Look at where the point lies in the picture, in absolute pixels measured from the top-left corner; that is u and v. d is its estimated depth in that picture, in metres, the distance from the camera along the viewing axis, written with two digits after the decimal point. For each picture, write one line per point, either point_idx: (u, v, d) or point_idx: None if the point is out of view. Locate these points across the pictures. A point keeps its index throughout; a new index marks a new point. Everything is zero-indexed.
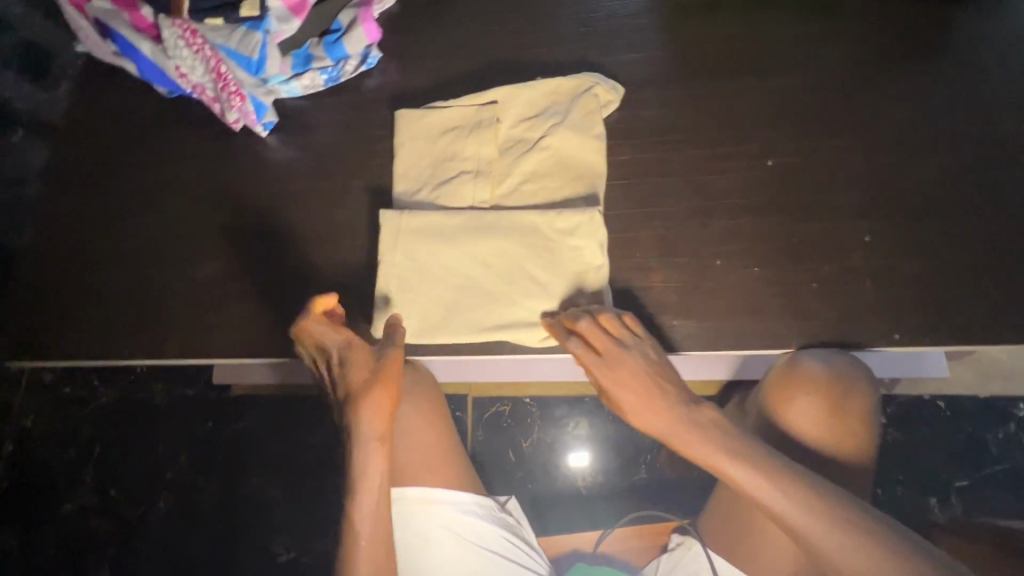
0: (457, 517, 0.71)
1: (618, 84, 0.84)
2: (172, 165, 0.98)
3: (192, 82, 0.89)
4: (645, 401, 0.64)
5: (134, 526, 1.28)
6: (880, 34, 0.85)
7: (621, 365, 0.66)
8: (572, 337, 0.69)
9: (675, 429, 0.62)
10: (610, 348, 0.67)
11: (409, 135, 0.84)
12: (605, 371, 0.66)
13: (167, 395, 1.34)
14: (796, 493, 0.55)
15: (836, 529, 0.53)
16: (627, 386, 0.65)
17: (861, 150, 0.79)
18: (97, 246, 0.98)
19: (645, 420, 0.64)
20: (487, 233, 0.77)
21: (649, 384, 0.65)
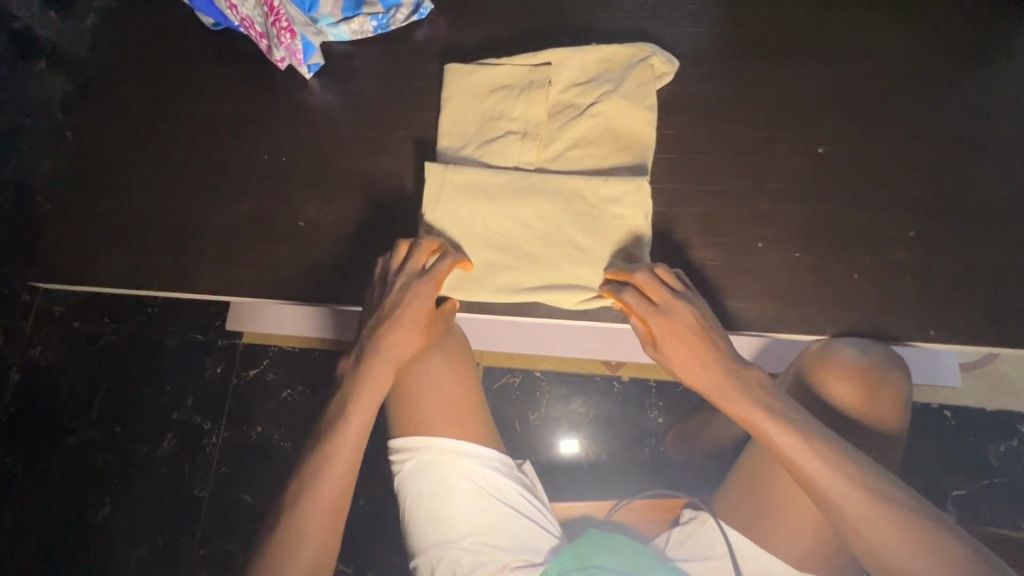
0: (480, 471, 0.74)
1: (674, 57, 0.82)
2: (210, 100, 0.97)
3: (240, 14, 0.89)
4: (695, 355, 0.66)
5: (136, 463, 1.28)
6: (941, 30, 0.84)
7: (677, 318, 0.66)
8: (631, 285, 0.69)
9: (720, 385, 0.65)
10: (669, 300, 0.67)
11: (458, 90, 0.84)
12: (661, 321, 0.67)
13: (179, 337, 1.34)
14: (833, 460, 0.59)
15: (870, 498, 0.58)
16: (679, 338, 0.66)
17: (907, 147, 0.80)
18: (126, 177, 0.97)
19: (689, 372, 0.67)
20: (531, 194, 0.77)
21: (702, 339, 0.66)
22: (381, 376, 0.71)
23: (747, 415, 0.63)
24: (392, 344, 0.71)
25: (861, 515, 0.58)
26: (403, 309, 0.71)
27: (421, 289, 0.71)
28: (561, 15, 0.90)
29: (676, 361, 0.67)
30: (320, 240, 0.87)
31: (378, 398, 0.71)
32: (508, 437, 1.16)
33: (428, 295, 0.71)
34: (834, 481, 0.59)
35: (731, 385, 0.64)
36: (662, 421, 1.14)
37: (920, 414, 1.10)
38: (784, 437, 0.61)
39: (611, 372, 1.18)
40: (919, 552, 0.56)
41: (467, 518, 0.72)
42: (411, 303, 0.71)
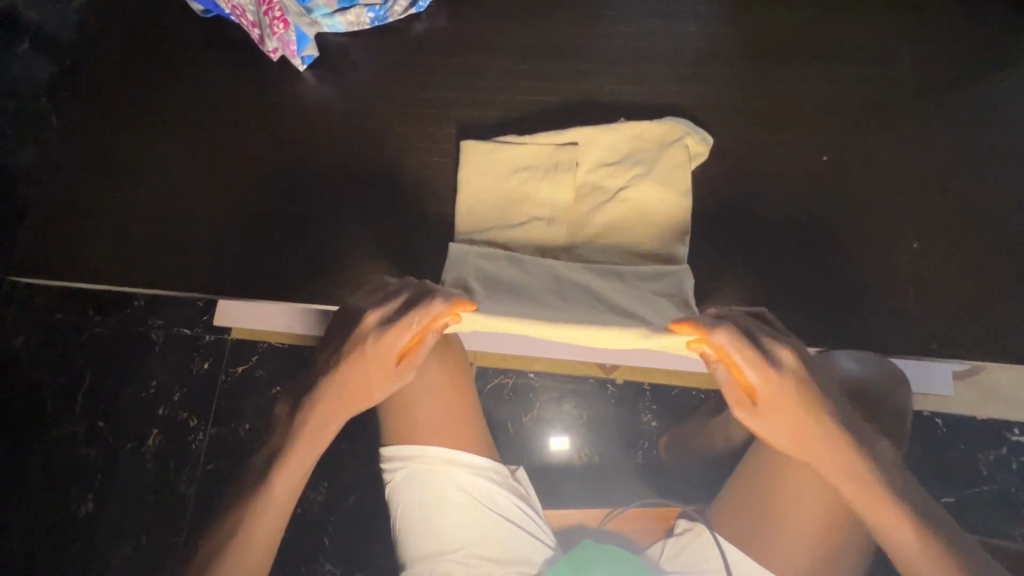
0: (473, 481, 0.73)
1: (707, 134, 0.80)
2: (199, 90, 0.94)
3: (232, 2, 0.86)
4: (802, 418, 0.62)
5: (121, 459, 1.26)
6: (946, 38, 0.83)
7: (796, 389, 0.61)
8: (747, 349, 0.61)
9: (821, 449, 0.62)
10: (779, 356, 0.61)
11: (478, 169, 0.81)
12: (776, 389, 0.61)
13: (166, 332, 1.31)
14: (914, 524, 0.61)
15: (941, 557, 0.61)
16: (796, 410, 0.61)
17: (908, 157, 0.79)
18: (112, 169, 0.94)
19: (797, 443, 0.63)
20: (554, 270, 0.75)
21: (807, 401, 0.61)
22: (313, 430, 0.70)
23: (856, 493, 0.62)
24: (334, 401, 0.69)
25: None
26: (351, 362, 0.68)
27: (381, 346, 0.66)
28: (564, 12, 0.88)
29: (785, 428, 0.62)
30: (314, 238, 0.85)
31: (312, 449, 0.71)
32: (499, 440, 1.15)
33: (387, 355, 0.66)
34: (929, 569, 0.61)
35: (840, 453, 0.62)
36: (656, 424, 1.12)
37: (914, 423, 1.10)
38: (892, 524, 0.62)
39: (605, 375, 1.17)
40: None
41: (461, 528, 0.71)
42: (364, 361, 0.67)
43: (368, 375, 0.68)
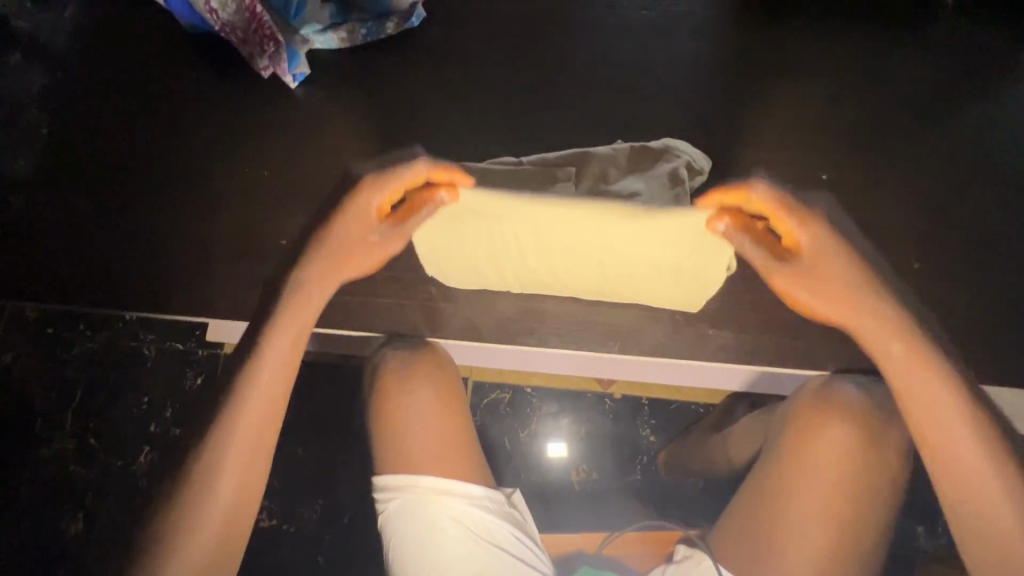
0: (467, 510, 0.72)
1: (707, 157, 0.82)
2: (191, 105, 0.92)
3: (221, 18, 0.85)
4: (844, 294, 0.67)
5: (112, 477, 1.24)
6: (929, 68, 0.86)
7: (833, 252, 0.66)
8: (803, 208, 0.66)
9: (871, 327, 0.66)
10: (819, 237, 0.66)
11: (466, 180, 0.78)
12: (813, 254, 0.67)
13: (157, 346, 1.28)
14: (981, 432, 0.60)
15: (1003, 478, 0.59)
16: (832, 268, 0.66)
17: (892, 183, 0.82)
18: (102, 186, 0.92)
19: (833, 300, 0.67)
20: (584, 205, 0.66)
21: (854, 283, 0.66)
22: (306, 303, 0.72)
23: (904, 369, 0.64)
24: (325, 260, 0.73)
25: (1007, 514, 0.58)
26: (346, 214, 0.71)
27: (365, 206, 0.71)
28: (561, 37, 0.89)
29: (820, 283, 0.67)
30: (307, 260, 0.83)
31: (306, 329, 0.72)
32: (498, 456, 1.15)
33: (373, 209, 0.71)
34: (982, 465, 0.60)
35: (897, 340, 0.64)
36: (655, 440, 1.13)
37: None
38: (947, 402, 0.61)
39: (603, 390, 1.17)
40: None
41: (455, 559, 0.70)
42: (355, 218, 0.72)
43: (355, 230, 0.72)
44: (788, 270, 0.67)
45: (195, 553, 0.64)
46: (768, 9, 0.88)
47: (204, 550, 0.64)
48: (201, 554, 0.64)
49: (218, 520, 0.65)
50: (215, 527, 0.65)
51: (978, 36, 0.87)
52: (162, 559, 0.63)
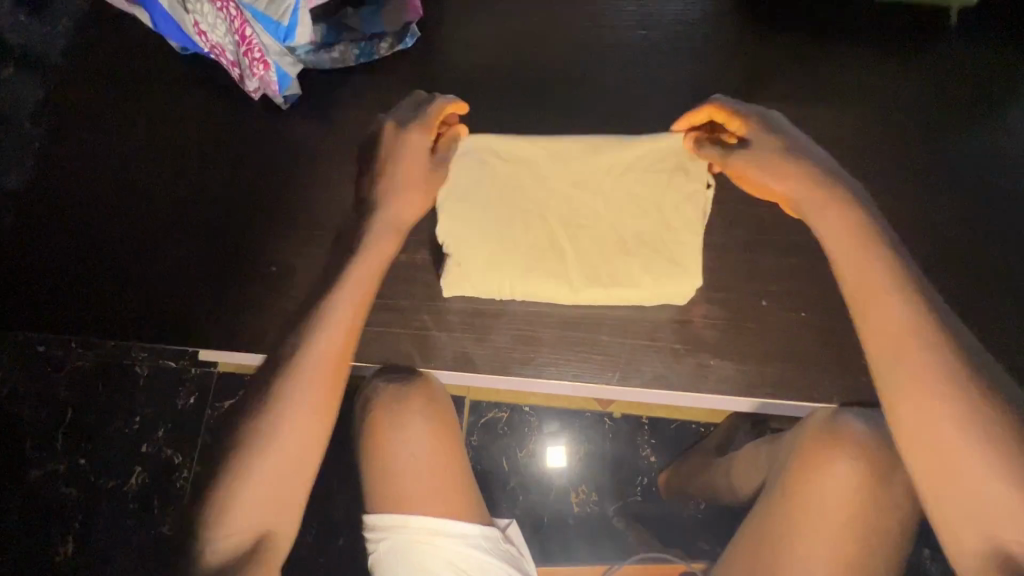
0: (461, 550, 0.71)
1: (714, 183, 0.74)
2: (178, 125, 0.90)
3: (211, 41, 0.79)
4: (804, 193, 0.68)
5: (103, 498, 1.22)
6: (959, 79, 0.79)
7: (787, 146, 0.69)
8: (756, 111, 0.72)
9: (836, 238, 0.66)
10: (756, 133, 0.70)
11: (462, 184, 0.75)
12: (756, 147, 0.69)
13: (151, 364, 1.27)
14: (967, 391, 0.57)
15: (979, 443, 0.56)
16: (783, 157, 0.68)
17: (915, 205, 0.76)
18: (86, 207, 0.89)
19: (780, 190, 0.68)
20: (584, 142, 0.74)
21: (796, 170, 0.68)
22: (388, 234, 0.73)
23: (857, 270, 0.64)
24: (397, 203, 0.73)
25: (945, 427, 0.58)
26: (409, 146, 0.73)
27: (416, 143, 0.73)
28: (560, 48, 0.83)
29: (771, 171, 0.68)
30: (297, 288, 0.81)
31: (375, 274, 0.72)
32: (495, 477, 1.13)
33: (424, 138, 0.74)
34: (929, 366, 0.59)
35: (877, 269, 0.63)
36: (655, 461, 1.11)
37: None
38: (894, 304, 0.62)
39: (601, 409, 1.14)
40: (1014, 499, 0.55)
41: None
42: (410, 150, 0.73)
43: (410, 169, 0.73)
44: (746, 153, 0.69)
45: (269, 476, 0.65)
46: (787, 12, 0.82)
47: (276, 476, 0.66)
48: (271, 479, 0.65)
49: (265, 493, 0.65)
50: (286, 455, 0.66)
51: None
52: (236, 483, 0.65)
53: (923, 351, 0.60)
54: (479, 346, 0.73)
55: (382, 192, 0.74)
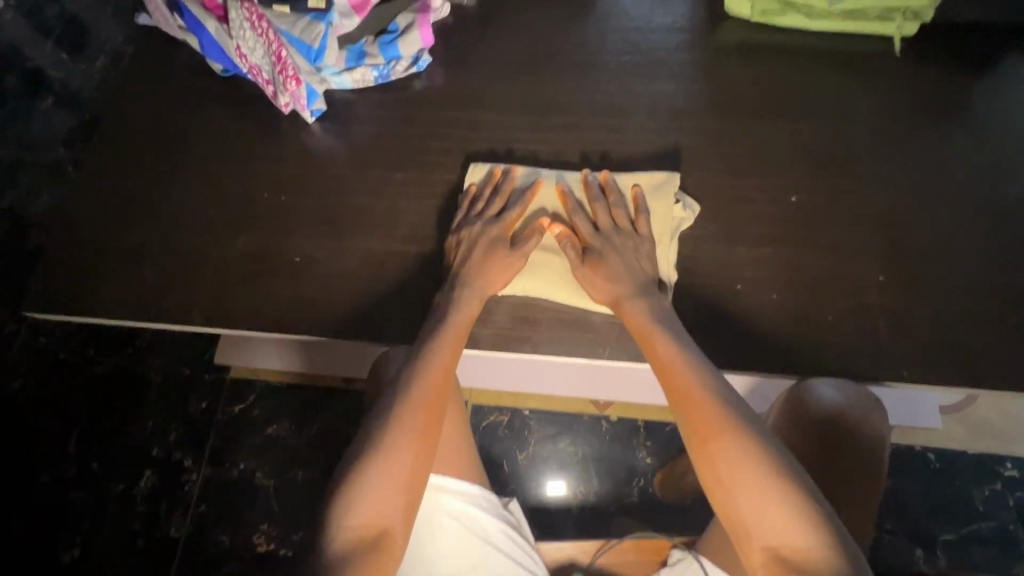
0: (459, 506, 0.75)
1: (695, 202, 0.82)
2: (208, 138, 0.99)
3: (250, 62, 0.89)
4: (603, 291, 0.75)
5: (111, 502, 1.24)
6: (913, 88, 0.88)
7: (618, 245, 0.76)
8: (585, 216, 0.79)
9: (631, 316, 0.72)
10: (589, 241, 0.77)
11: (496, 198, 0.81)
12: (585, 255, 0.76)
13: (166, 371, 1.32)
14: (727, 425, 0.60)
15: (754, 473, 0.57)
16: (610, 254, 0.75)
17: (885, 195, 0.82)
18: (117, 210, 0.96)
19: (593, 285, 0.76)
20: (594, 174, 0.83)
21: (599, 276, 0.75)
22: (478, 293, 0.76)
23: (643, 329, 0.71)
24: (486, 273, 0.77)
25: (723, 448, 0.59)
26: (488, 235, 0.78)
27: (495, 227, 0.79)
28: (554, 70, 0.94)
29: (597, 264, 0.75)
30: (313, 277, 0.87)
31: (467, 323, 0.75)
32: (496, 477, 1.17)
33: (503, 234, 0.78)
34: (704, 397, 0.63)
35: (655, 331, 0.70)
36: (651, 461, 1.15)
37: (908, 457, 1.16)
38: (666, 350, 0.68)
39: (599, 412, 1.20)
40: (780, 504, 0.55)
41: (446, 554, 0.73)
42: (493, 237, 0.78)
43: (492, 258, 0.77)
44: (575, 263, 0.77)
45: (377, 496, 0.60)
46: (754, 39, 0.93)
47: (383, 489, 0.60)
48: (387, 482, 0.60)
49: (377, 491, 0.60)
50: (398, 476, 0.61)
51: (968, 57, 0.89)
52: (357, 484, 0.60)
53: (694, 391, 0.63)
54: (483, 327, 0.80)
55: (461, 273, 0.77)
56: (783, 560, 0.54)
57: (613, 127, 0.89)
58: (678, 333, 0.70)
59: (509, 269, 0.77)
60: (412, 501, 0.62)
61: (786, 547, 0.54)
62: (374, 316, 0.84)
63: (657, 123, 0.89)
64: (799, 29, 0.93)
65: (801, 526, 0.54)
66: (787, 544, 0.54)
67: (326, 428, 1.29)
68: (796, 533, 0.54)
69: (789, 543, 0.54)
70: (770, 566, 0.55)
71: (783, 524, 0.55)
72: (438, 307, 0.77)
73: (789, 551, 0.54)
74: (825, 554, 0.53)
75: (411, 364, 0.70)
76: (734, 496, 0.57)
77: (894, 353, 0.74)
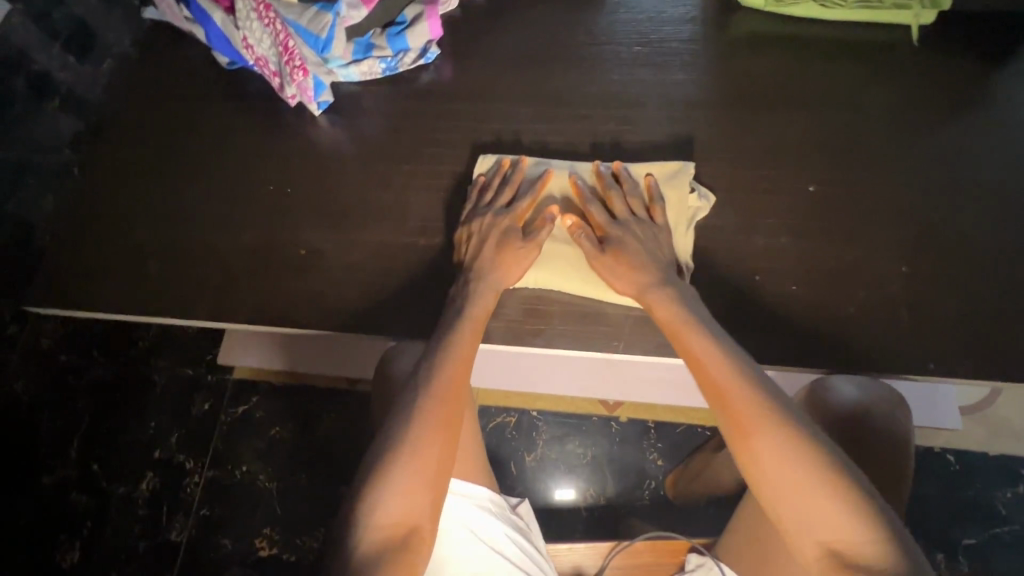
0: (467, 509, 0.73)
1: (709, 192, 0.80)
2: (213, 132, 0.98)
3: (256, 53, 0.88)
4: (627, 282, 0.72)
5: (112, 505, 1.22)
6: (930, 76, 0.86)
7: (637, 233, 0.74)
8: (600, 206, 0.76)
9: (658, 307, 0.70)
10: (607, 231, 0.75)
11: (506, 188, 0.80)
12: (603, 245, 0.74)
13: (168, 372, 1.30)
14: (769, 420, 0.57)
15: (800, 468, 0.54)
16: (630, 242, 0.73)
17: (904, 184, 0.80)
18: (121, 205, 0.95)
19: (614, 276, 0.73)
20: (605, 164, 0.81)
21: (621, 266, 0.72)
22: (493, 286, 0.74)
23: (670, 321, 0.68)
24: (502, 265, 0.75)
25: (767, 444, 0.56)
26: (500, 225, 0.76)
27: (506, 218, 0.77)
28: (564, 62, 0.93)
29: (617, 252, 0.73)
30: (319, 270, 0.85)
31: (485, 316, 0.73)
32: (504, 479, 1.14)
33: (514, 224, 0.76)
34: (741, 391, 0.59)
35: (684, 322, 0.67)
36: (662, 463, 1.13)
37: (927, 459, 1.13)
38: (697, 342, 0.65)
39: (609, 413, 1.17)
40: (830, 499, 0.53)
41: (453, 558, 0.70)
42: (504, 228, 0.76)
43: (505, 248, 0.75)
44: (593, 254, 0.74)
45: (406, 492, 0.57)
46: (767, 29, 0.92)
47: (412, 484, 0.58)
48: (413, 477, 0.58)
49: (402, 488, 0.57)
50: (424, 470, 0.59)
51: (986, 46, 0.87)
52: (383, 480, 0.57)
53: (731, 384, 0.60)
54: (493, 320, 0.78)
55: (475, 264, 0.76)
56: (840, 555, 0.52)
57: (624, 118, 0.87)
58: (707, 323, 0.67)
59: (523, 259, 0.75)
60: (439, 497, 0.60)
61: (841, 542, 0.52)
62: (382, 310, 0.82)
63: (669, 113, 0.87)
64: (812, 18, 0.91)
65: (855, 520, 0.52)
66: (840, 538, 0.52)
67: (330, 429, 1.27)
68: (848, 527, 0.52)
69: (842, 538, 0.52)
70: (823, 561, 0.53)
71: (834, 519, 0.53)
72: (454, 300, 0.75)
73: (842, 545, 0.52)
74: (880, 547, 0.51)
75: (432, 358, 0.68)
76: (782, 492, 0.55)
77: (919, 345, 0.72)
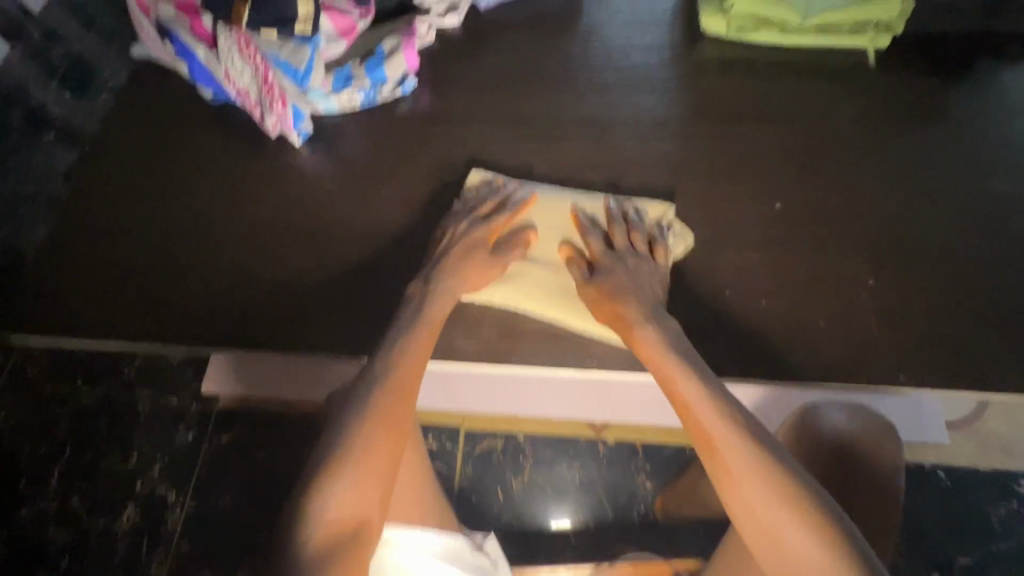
0: (416, 557, 0.71)
1: (690, 233, 0.80)
2: (199, 162, 0.99)
3: (237, 86, 0.92)
4: (615, 317, 0.72)
5: (91, 539, 1.19)
6: (891, 97, 0.89)
7: (630, 266, 0.75)
8: (595, 237, 0.78)
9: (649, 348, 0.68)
10: (601, 261, 0.76)
11: (488, 204, 0.81)
12: (597, 275, 0.75)
13: (152, 402, 1.29)
14: (754, 465, 0.57)
15: (787, 515, 0.54)
16: (619, 273, 0.74)
17: (870, 200, 0.82)
18: (106, 234, 0.96)
19: (594, 304, 0.75)
20: (590, 194, 0.83)
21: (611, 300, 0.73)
22: (453, 288, 0.75)
23: (656, 359, 0.67)
24: (456, 275, 0.76)
25: (754, 490, 0.56)
26: (473, 237, 0.78)
27: (482, 233, 0.78)
28: (538, 88, 0.96)
29: (603, 283, 0.74)
30: (299, 295, 0.86)
31: (440, 320, 0.73)
32: (490, 506, 1.12)
33: (483, 236, 0.78)
34: (728, 434, 0.59)
35: (671, 360, 0.66)
36: (650, 485, 1.11)
37: (918, 475, 1.12)
38: (684, 381, 0.64)
39: (596, 435, 1.16)
40: (815, 546, 0.52)
41: None
42: (478, 244, 0.78)
43: (471, 257, 0.77)
44: (582, 281, 0.76)
45: (356, 485, 0.57)
46: (732, 55, 0.95)
47: (358, 475, 0.58)
48: (361, 468, 0.58)
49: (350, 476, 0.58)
50: (375, 462, 0.59)
51: (944, 68, 0.91)
52: (331, 473, 0.57)
53: (717, 426, 0.60)
54: (468, 338, 0.78)
55: (435, 266, 0.77)
56: None
57: (597, 141, 0.90)
58: (695, 362, 0.66)
59: (486, 272, 0.77)
60: (386, 490, 0.59)
61: None
62: (362, 332, 0.82)
63: (641, 136, 0.90)
64: (774, 44, 0.95)
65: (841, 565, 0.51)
66: None
67: None
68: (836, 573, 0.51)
69: None
70: None
71: (819, 564, 0.52)
72: (410, 298, 0.75)
73: None
74: None
75: (386, 356, 0.68)
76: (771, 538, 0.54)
77: (891, 357, 0.72)
